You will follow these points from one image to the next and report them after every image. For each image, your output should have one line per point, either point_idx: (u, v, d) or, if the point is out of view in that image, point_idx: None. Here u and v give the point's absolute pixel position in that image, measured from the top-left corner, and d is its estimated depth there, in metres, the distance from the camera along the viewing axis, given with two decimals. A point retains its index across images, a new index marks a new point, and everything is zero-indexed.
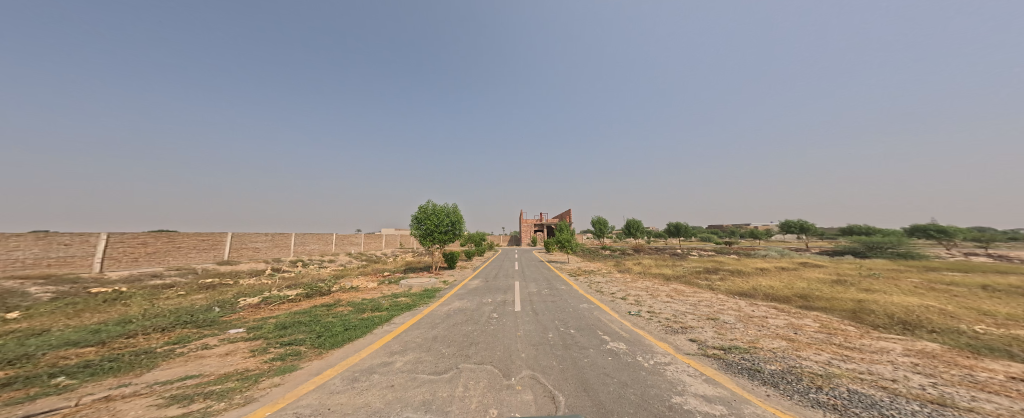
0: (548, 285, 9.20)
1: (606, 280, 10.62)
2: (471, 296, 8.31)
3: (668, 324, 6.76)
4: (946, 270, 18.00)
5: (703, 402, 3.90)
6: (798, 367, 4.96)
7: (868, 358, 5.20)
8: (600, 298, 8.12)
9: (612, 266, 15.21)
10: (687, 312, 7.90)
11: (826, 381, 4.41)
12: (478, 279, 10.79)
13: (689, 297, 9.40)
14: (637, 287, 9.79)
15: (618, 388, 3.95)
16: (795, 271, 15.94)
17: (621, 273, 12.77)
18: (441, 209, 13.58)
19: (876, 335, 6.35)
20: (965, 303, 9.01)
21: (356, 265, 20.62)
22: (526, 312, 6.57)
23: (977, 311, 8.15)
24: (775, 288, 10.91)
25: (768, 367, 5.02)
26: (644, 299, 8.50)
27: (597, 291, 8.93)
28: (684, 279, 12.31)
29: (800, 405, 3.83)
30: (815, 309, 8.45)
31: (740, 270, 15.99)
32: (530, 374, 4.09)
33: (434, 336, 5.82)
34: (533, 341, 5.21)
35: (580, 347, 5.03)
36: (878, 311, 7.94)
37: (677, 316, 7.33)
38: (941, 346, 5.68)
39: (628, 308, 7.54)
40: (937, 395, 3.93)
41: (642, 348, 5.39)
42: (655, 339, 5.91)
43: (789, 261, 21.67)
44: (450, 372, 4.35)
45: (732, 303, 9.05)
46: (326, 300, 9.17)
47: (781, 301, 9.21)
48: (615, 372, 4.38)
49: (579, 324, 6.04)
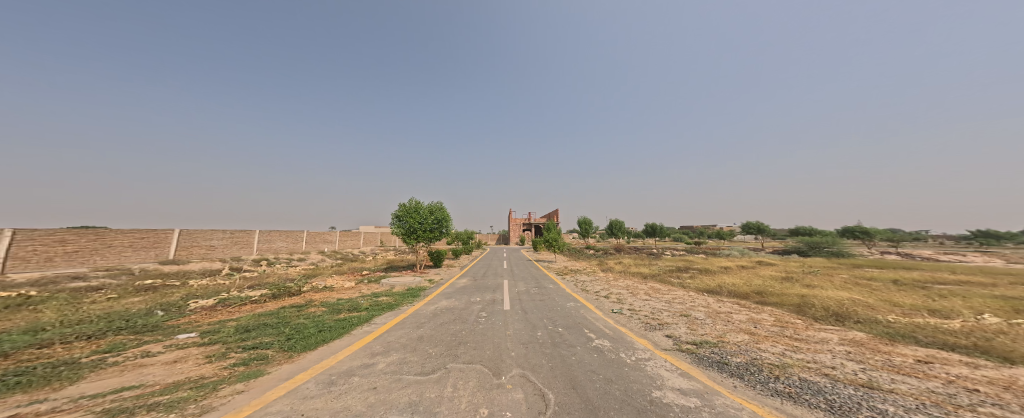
0: (536, 284, 9.29)
1: (590, 279, 10.91)
2: (458, 295, 8.22)
3: (647, 321, 7.07)
4: (874, 267, 20.23)
5: (679, 395, 4.13)
6: (759, 359, 5.37)
7: (813, 348, 5.73)
8: (585, 296, 8.34)
9: (596, 265, 15.66)
10: (663, 309, 8.30)
11: (782, 371, 4.81)
12: (466, 278, 10.68)
13: (663, 295, 9.86)
14: (619, 285, 10.14)
15: (604, 385, 4.09)
16: (753, 269, 17.29)
17: (605, 272, 13.15)
18: (427, 206, 13.32)
19: (817, 326, 7.02)
20: (882, 295, 10.21)
21: (330, 263, 19.84)
22: (516, 311, 6.61)
23: (890, 302, 9.23)
24: (736, 285, 11.74)
25: (734, 359, 5.39)
26: (625, 296, 8.82)
27: (583, 290, 9.15)
28: (659, 277, 12.94)
29: (762, 394, 4.15)
30: (768, 304, 9.18)
31: (707, 268, 17.05)
32: (520, 373, 4.14)
33: (420, 336, 5.72)
34: (522, 339, 5.26)
35: (567, 345, 5.15)
36: (817, 305, 8.78)
37: (654, 313, 7.68)
38: (867, 334, 6.38)
39: (611, 306, 7.80)
40: (866, 379, 4.41)
41: (624, 345, 5.60)
42: (635, 336, 6.16)
43: (746, 260, 23.50)
44: (438, 373, 4.29)
45: (702, 300, 9.63)
46: (297, 301, 8.72)
47: (741, 297, 9.92)
48: (602, 369, 4.52)
49: (567, 323, 6.16)
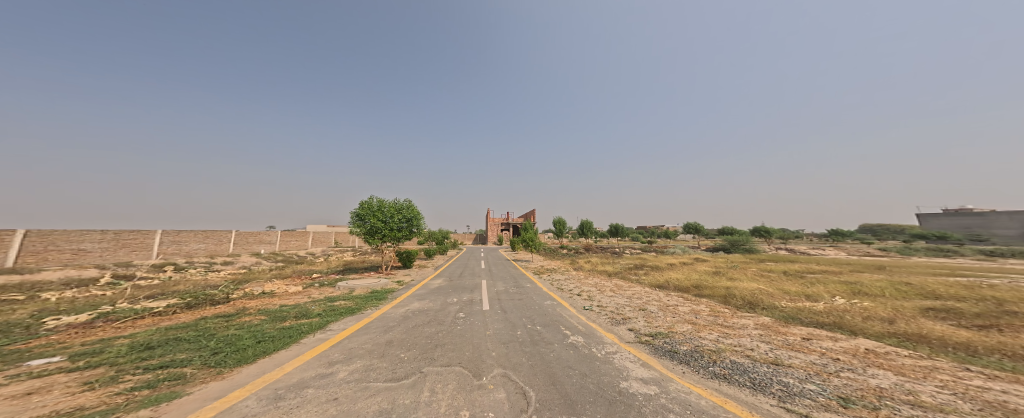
0: (515, 283, 9.29)
1: (564, 277, 11.32)
2: (433, 296, 7.92)
3: (613, 317, 7.50)
4: (772, 260, 24.20)
5: (642, 384, 4.45)
6: (701, 346, 6.01)
7: (737, 333, 6.58)
8: (561, 294, 8.58)
9: (568, 264, 16.24)
10: (625, 304, 8.88)
11: (718, 356, 5.44)
12: (441, 278, 10.31)
13: (625, 291, 10.53)
14: (589, 283, 10.61)
15: (580, 379, 4.25)
16: (691, 265, 19.42)
17: (576, 271, 13.73)
18: (394, 204, 12.59)
19: (739, 314, 8.10)
20: (777, 285, 11.95)
21: (269, 267, 17.80)
22: (495, 311, 6.56)
23: (783, 291, 10.78)
24: (680, 280, 13.08)
25: (682, 348, 5.96)
26: (595, 294, 9.23)
27: (558, 288, 9.41)
28: (620, 274, 13.82)
29: (704, 377, 4.65)
30: (704, 296, 10.30)
31: (656, 265, 18.70)
32: (501, 372, 4.11)
33: (389, 340, 5.40)
34: (503, 339, 5.22)
35: (546, 343, 5.25)
36: (738, 295, 10.07)
37: (618, 309, 8.16)
38: (768, 319, 7.47)
39: (583, 303, 8.13)
40: (775, 357, 5.20)
41: (595, 340, 5.87)
42: (604, 331, 6.50)
43: (686, 257, 26.26)
44: (412, 377, 4.09)
45: (656, 294, 10.51)
46: (224, 310, 7.65)
47: (683, 291, 11.05)
48: (578, 364, 4.68)
49: (545, 321, 6.26)
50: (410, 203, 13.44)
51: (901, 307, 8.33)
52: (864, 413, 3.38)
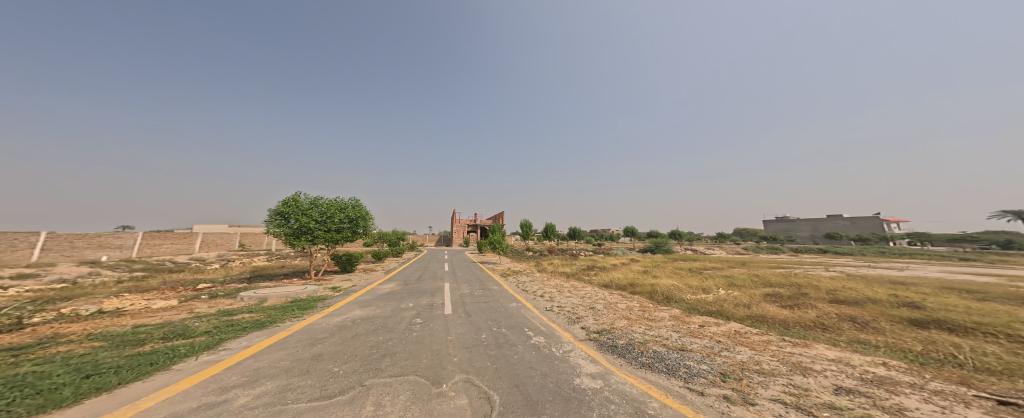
0: (480, 286, 9.01)
1: (530, 280, 11.28)
2: (382, 302, 7.16)
3: (570, 317, 7.49)
4: (684, 258, 28.52)
5: (590, 379, 3.59)
6: (635, 339, 5.48)
7: (658, 308, 7.53)
8: (526, 296, 8.57)
9: (533, 266, 16.48)
10: (580, 304, 8.94)
11: (645, 346, 4.90)
12: (393, 282, 9.45)
13: (580, 292, 10.80)
14: (552, 285, 10.86)
15: (541, 379, 3.55)
16: (627, 265, 21.46)
17: (542, 273, 13.98)
18: (332, 203, 11.05)
19: (663, 303, 7.96)
20: (692, 274, 13.70)
21: (125, 275, 13.24)
22: (459, 315, 6.19)
23: (723, 281, 11.19)
24: (622, 276, 14.10)
25: (620, 341, 5.36)
26: (556, 295, 9.39)
27: (524, 290, 9.40)
28: (576, 275, 14.34)
29: (629, 366, 3.96)
30: (637, 285, 11.33)
31: (601, 265, 20.12)
32: (464, 378, 3.44)
33: (316, 354, 4.02)
34: (465, 344, 4.74)
35: (510, 345, 4.96)
36: (664, 284, 11.11)
37: (573, 308, 8.22)
38: (681, 310, 7.09)
39: (544, 305, 8.14)
40: (693, 330, 5.43)
41: (553, 340, 5.57)
42: (562, 330, 6.36)
43: (624, 257, 28.98)
44: (349, 393, 2.97)
45: (592, 290, 11.18)
46: (16, 342, 4.69)
47: (619, 283, 11.94)
48: (539, 364, 4.09)
49: (510, 323, 6.12)
50: (351, 201, 12.01)
51: (770, 285, 10.38)
52: (788, 365, 3.61)
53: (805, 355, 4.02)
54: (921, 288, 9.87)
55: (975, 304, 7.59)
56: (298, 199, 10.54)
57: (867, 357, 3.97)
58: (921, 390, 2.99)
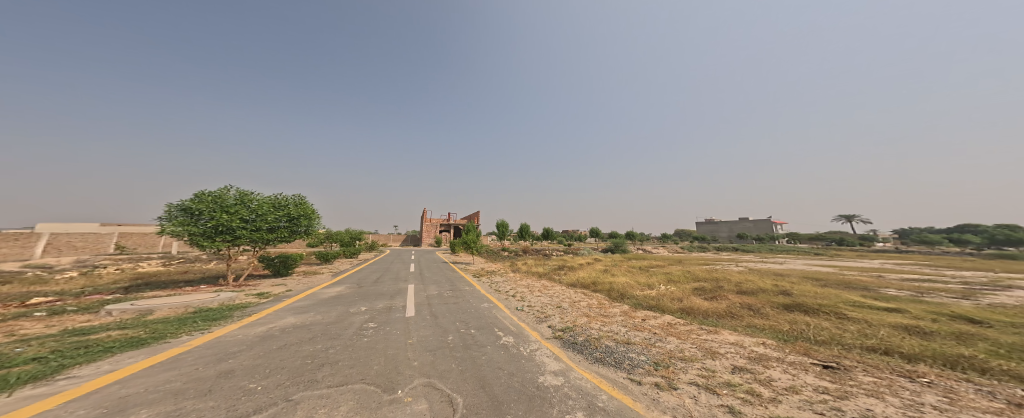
0: (450, 287, 8.81)
1: (503, 280, 11.31)
2: (323, 308, 5.78)
3: (539, 315, 7.40)
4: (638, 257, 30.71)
5: (553, 375, 3.65)
6: (593, 335, 5.76)
7: (609, 305, 7.99)
8: (498, 297, 8.58)
9: (507, 266, 16.45)
10: (550, 302, 9.01)
11: (598, 342, 5.23)
12: (344, 286, 8.56)
13: (550, 291, 10.90)
14: (524, 285, 11.03)
15: (508, 379, 3.35)
16: (589, 264, 22.35)
17: (515, 273, 14.05)
18: (263, 200, 9.22)
19: (617, 300, 8.49)
20: (648, 273, 14.39)
21: None
22: (423, 317, 5.23)
23: (670, 278, 12.05)
24: (587, 276, 14.33)
25: (581, 338, 5.65)
26: (528, 295, 9.50)
27: (496, 290, 9.42)
28: (547, 275, 14.50)
29: (586, 361, 4.20)
30: (596, 284, 11.75)
31: (565, 265, 20.73)
32: (425, 381, 2.88)
33: (226, 369, 2.94)
34: (428, 346, 3.84)
35: (478, 346, 4.21)
36: (616, 283, 11.61)
37: (543, 308, 8.25)
38: (629, 305, 7.64)
39: (516, 305, 8.17)
40: (637, 325, 5.83)
41: (521, 339, 5.28)
42: (531, 329, 6.17)
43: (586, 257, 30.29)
44: (268, 410, 2.25)
45: (557, 288, 11.50)
46: None
47: (581, 283, 12.30)
48: (507, 364, 3.80)
49: (480, 324, 5.37)
50: (288, 197, 10.22)
51: (699, 280, 11.51)
52: (701, 352, 4.02)
53: (714, 340, 4.55)
54: (788, 278, 11.80)
55: (820, 289, 9.20)
56: (215, 193, 8.36)
57: (754, 339, 4.61)
58: (782, 362, 3.62)
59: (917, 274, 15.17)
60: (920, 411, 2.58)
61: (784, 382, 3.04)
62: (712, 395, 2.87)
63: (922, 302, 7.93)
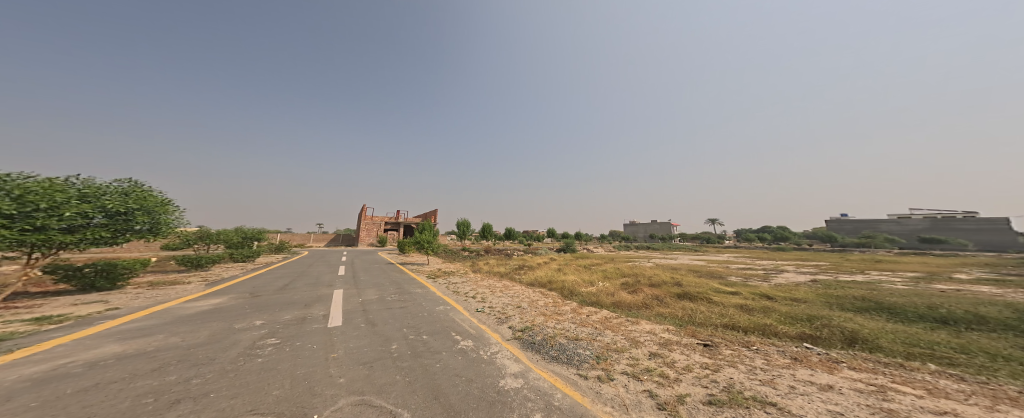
0: (398, 290, 8.40)
1: (461, 280, 11.21)
2: (185, 327, 4.70)
3: (501, 316, 7.46)
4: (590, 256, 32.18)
5: (513, 378, 3.68)
6: (551, 333, 5.96)
7: (561, 303, 8.38)
8: (455, 298, 8.44)
9: (467, 266, 16.27)
10: (512, 302, 9.12)
11: (553, 340, 5.41)
12: (232, 296, 7.27)
13: (511, 291, 11.05)
14: (485, 285, 11.01)
15: (465, 386, 3.29)
16: (545, 264, 22.81)
17: (474, 273, 13.89)
18: (43, 185, 5.96)
19: (569, 297, 8.88)
20: (596, 270, 15.11)
21: None
22: (362, 326, 4.90)
23: (614, 274, 12.91)
24: (540, 275, 14.57)
25: (539, 337, 5.81)
26: (488, 295, 9.51)
27: (454, 292, 9.23)
28: (508, 274, 14.57)
29: (543, 360, 4.31)
30: (548, 284, 12.16)
31: (522, 264, 21.00)
32: (359, 399, 2.71)
33: None
34: (363, 358, 3.59)
35: (431, 353, 4.09)
36: (566, 281, 12.08)
37: (504, 308, 8.33)
38: (578, 302, 8.06)
39: (476, 306, 8.11)
40: (589, 320, 6.14)
41: (482, 342, 5.26)
42: (492, 332, 6.14)
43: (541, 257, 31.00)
44: None
45: (518, 288, 11.65)
46: None
47: (536, 283, 12.55)
48: (464, 369, 3.75)
49: (433, 329, 5.20)
50: (90, 183, 6.83)
51: (627, 276, 12.55)
52: (629, 343, 4.37)
53: (637, 330, 5.00)
54: (681, 271, 13.62)
55: (691, 279, 10.87)
56: None
57: (663, 326, 5.17)
58: (679, 345, 4.13)
59: (805, 264, 18.55)
60: (755, 373, 3.18)
61: (683, 363, 3.48)
62: (637, 382, 3.16)
63: (800, 286, 9.74)
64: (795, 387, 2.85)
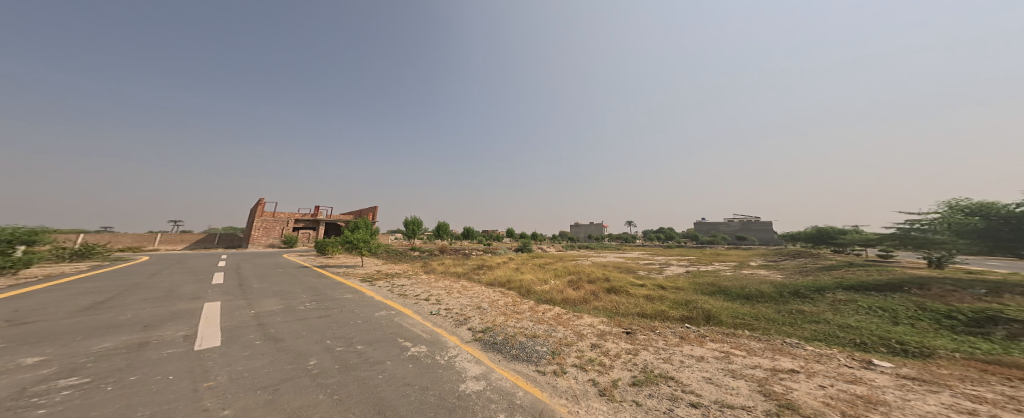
0: (313, 296, 7.32)
1: (410, 282, 10.48)
2: None
3: (458, 318, 7.11)
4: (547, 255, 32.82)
5: (474, 381, 3.41)
6: (509, 332, 5.78)
7: (519, 302, 8.35)
8: (403, 302, 7.80)
9: (417, 267, 15.30)
10: (470, 303, 8.77)
11: (514, 339, 5.24)
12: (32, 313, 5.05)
13: (469, 291, 10.61)
14: (438, 286, 10.48)
15: (420, 394, 2.96)
16: (504, 264, 22.58)
17: (425, 274, 13.04)
18: None
19: (527, 296, 8.82)
20: (553, 268, 15.29)
21: None
22: (268, 341, 4.07)
23: (567, 273, 13.17)
24: (495, 275, 14.11)
25: (500, 337, 5.58)
26: (443, 297, 9.02)
27: (399, 295, 8.53)
28: (466, 275, 14.12)
29: (503, 360, 4.09)
30: (503, 283, 12.03)
31: (479, 264, 20.50)
32: None
33: None
34: (263, 381, 2.92)
35: (370, 364, 3.62)
36: (522, 281, 11.99)
37: (464, 309, 7.99)
38: (537, 300, 8.06)
39: (429, 308, 7.61)
40: (552, 314, 6.22)
41: (437, 346, 4.88)
42: (448, 334, 5.76)
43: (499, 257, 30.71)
44: None
45: (479, 288, 11.29)
46: None
47: (494, 283, 12.26)
48: (417, 378, 3.36)
49: (371, 338, 4.64)
50: None
51: (574, 273, 12.88)
52: (567, 337, 4.42)
53: (582, 323, 5.10)
54: (624, 267, 14.35)
55: (613, 275, 11.58)
56: None
57: (595, 319, 5.37)
58: (605, 335, 4.34)
59: (729, 259, 21.15)
60: (660, 352, 3.83)
61: (615, 351, 3.78)
62: (583, 372, 3.22)
63: (726, 277, 10.95)
64: (685, 361, 3.59)
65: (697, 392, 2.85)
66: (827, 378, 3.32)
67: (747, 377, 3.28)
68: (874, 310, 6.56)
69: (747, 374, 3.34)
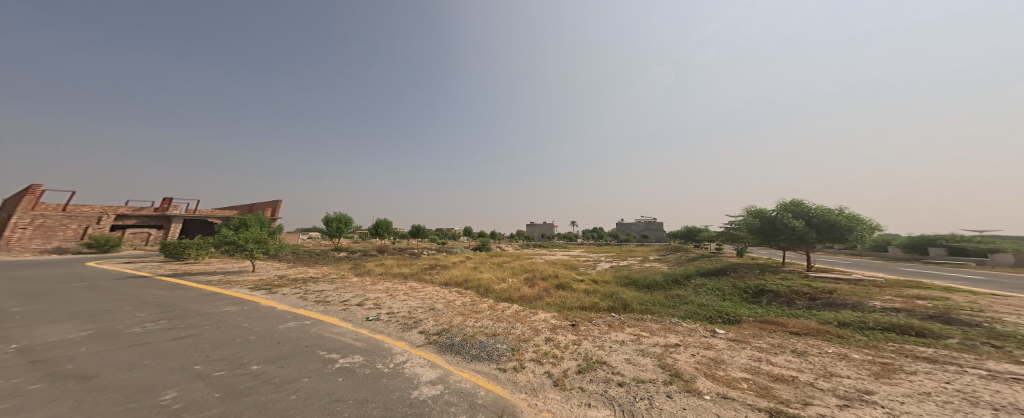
0: (192, 312, 5.89)
1: (339, 287, 9.41)
2: None
3: (406, 322, 6.52)
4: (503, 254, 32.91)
5: (430, 386, 3.06)
6: (468, 333, 5.47)
7: (474, 301, 8.09)
8: (333, 311, 6.89)
9: (348, 270, 13.90)
10: (418, 306, 8.12)
11: (473, 339, 4.94)
12: None
13: (418, 293, 9.90)
14: (376, 290, 9.55)
15: (358, 407, 2.51)
16: (458, 264, 21.71)
17: (360, 277, 11.86)
18: None
19: (484, 295, 8.57)
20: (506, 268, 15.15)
21: None
22: (120, 371, 3.09)
23: (516, 270, 13.25)
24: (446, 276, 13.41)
25: (457, 339, 5.25)
26: (383, 301, 8.23)
27: (323, 304, 7.50)
28: (416, 276, 13.34)
29: (461, 361, 3.80)
30: (451, 284, 11.54)
31: (429, 264, 19.59)
32: None
33: None
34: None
35: (288, 381, 3.02)
36: (472, 281, 11.64)
37: (412, 312, 7.37)
38: (494, 298, 7.84)
39: (367, 314, 6.86)
40: (512, 312, 6.11)
41: (381, 353, 4.38)
42: (394, 340, 5.22)
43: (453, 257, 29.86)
44: None
45: (432, 289, 10.72)
46: None
47: (446, 283, 11.75)
48: (351, 391, 2.87)
49: (288, 353, 3.94)
50: None
51: (519, 273, 12.92)
52: (517, 337, 4.24)
53: (538, 320, 5.01)
54: (571, 265, 14.85)
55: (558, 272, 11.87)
56: None
57: (534, 316, 5.27)
58: (548, 330, 4.30)
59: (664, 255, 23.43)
60: (596, 341, 3.89)
61: (564, 341, 3.79)
62: (538, 365, 3.15)
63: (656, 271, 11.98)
64: (614, 347, 3.69)
65: (620, 372, 2.94)
66: (694, 347, 3.72)
67: (651, 353, 3.49)
68: (713, 290, 7.70)
69: (650, 351, 3.56)
